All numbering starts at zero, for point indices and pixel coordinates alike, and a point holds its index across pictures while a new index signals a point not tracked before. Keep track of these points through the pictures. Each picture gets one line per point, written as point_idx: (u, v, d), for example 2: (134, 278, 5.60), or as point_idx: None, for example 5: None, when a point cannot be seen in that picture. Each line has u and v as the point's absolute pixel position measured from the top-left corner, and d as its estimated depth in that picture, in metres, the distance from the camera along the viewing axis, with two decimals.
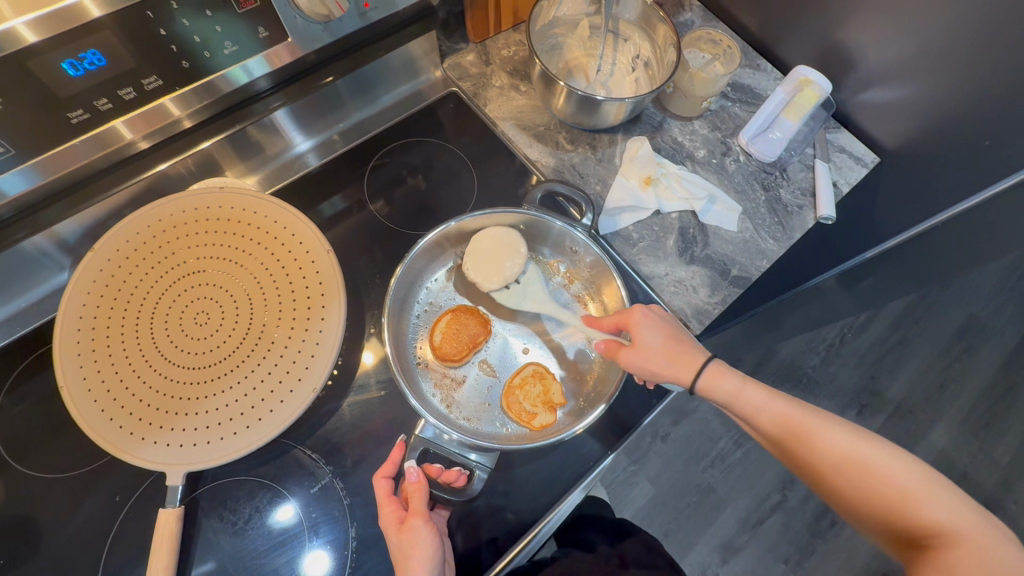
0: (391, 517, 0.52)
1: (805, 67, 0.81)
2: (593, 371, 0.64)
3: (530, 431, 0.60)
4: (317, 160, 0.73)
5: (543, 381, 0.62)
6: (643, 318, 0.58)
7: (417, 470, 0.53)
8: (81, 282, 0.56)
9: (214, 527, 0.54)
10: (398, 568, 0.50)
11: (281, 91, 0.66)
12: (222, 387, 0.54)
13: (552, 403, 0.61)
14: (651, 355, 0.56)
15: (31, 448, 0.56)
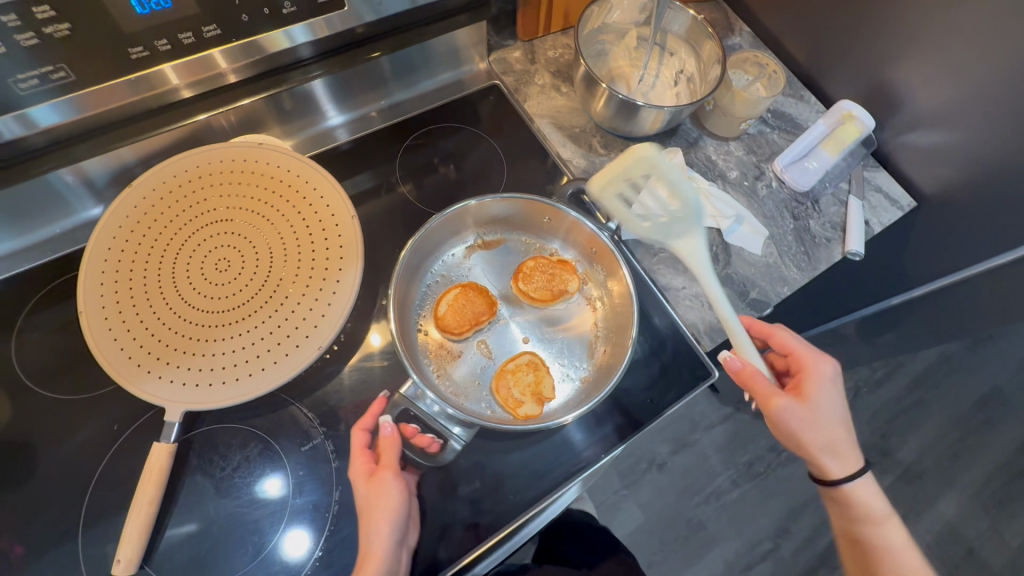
0: (361, 468, 0.52)
1: (850, 102, 0.80)
2: (586, 375, 0.63)
3: (513, 419, 0.59)
4: (347, 136, 0.75)
5: (536, 372, 0.61)
6: (820, 381, 0.58)
7: (391, 426, 0.53)
8: (115, 215, 0.58)
9: (202, 470, 0.54)
10: (363, 518, 0.50)
11: (322, 62, 0.67)
12: (231, 333, 0.55)
13: (542, 396, 0.60)
14: (814, 421, 0.57)
15: (42, 369, 0.58)
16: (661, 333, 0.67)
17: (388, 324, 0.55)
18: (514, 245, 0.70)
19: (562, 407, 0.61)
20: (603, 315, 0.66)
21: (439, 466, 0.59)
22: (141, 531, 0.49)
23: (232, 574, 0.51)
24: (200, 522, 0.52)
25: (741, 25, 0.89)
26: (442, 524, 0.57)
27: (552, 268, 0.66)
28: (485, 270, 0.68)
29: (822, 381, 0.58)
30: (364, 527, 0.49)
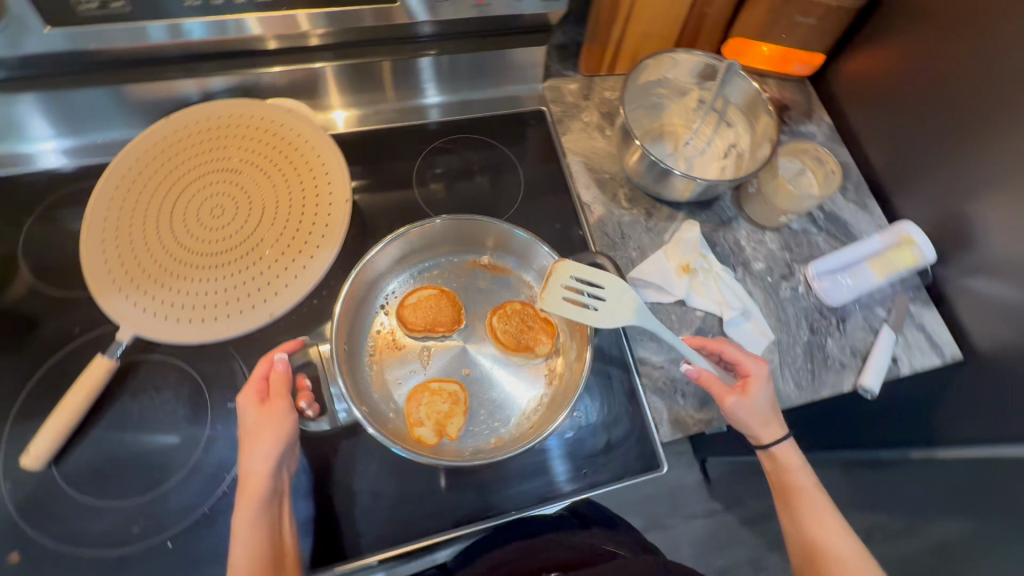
0: (251, 398, 0.50)
1: (915, 226, 0.71)
2: (500, 438, 0.58)
3: (405, 435, 0.57)
4: (437, 116, 0.77)
5: (453, 406, 0.58)
6: (763, 379, 0.57)
7: (285, 361, 0.51)
8: (144, 141, 0.62)
9: (133, 393, 0.56)
10: (244, 444, 0.49)
11: (440, 42, 0.70)
12: (201, 276, 0.57)
13: (442, 430, 0.57)
14: (754, 414, 0.55)
15: (46, 260, 0.63)
16: (619, 405, 0.62)
17: (335, 306, 0.57)
18: (515, 281, 0.66)
19: (461, 446, 0.58)
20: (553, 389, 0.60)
21: (350, 466, 0.57)
22: (59, 431, 0.52)
23: (123, 499, 0.53)
24: (115, 439, 0.54)
25: (822, 115, 0.83)
26: (328, 526, 0.55)
27: (528, 314, 0.63)
28: (474, 288, 0.66)
29: (761, 380, 0.56)
30: (247, 452, 0.48)
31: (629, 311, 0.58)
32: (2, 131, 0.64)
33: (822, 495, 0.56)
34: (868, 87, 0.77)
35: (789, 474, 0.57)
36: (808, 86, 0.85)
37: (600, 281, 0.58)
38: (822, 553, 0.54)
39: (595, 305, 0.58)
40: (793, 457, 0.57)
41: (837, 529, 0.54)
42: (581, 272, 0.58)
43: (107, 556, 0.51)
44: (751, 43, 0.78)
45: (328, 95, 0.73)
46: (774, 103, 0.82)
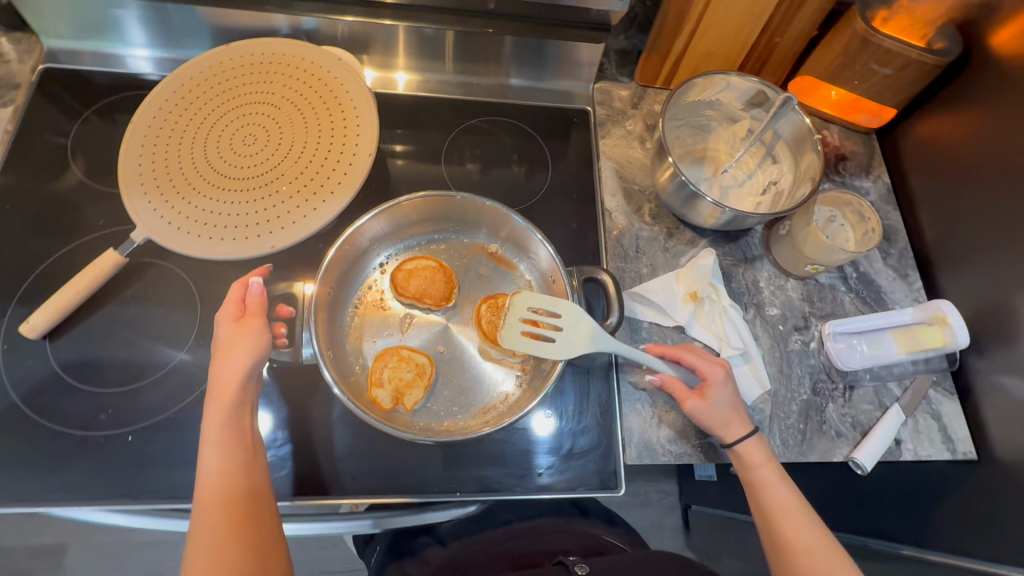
0: (226, 319, 0.51)
1: (952, 306, 0.67)
2: (452, 422, 0.58)
3: (364, 391, 0.57)
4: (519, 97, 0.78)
5: (416, 377, 0.57)
6: (720, 381, 0.56)
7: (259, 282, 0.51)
8: (201, 62, 0.65)
9: (134, 292, 0.60)
10: (217, 354, 0.50)
11: (517, 24, 0.71)
12: (217, 197, 0.59)
13: (398, 398, 0.56)
14: (712, 416, 0.55)
15: (89, 154, 0.68)
16: (591, 414, 0.60)
17: (329, 250, 0.57)
18: (517, 276, 0.65)
19: (421, 417, 0.57)
20: (524, 387, 0.59)
21: (308, 409, 0.57)
22: (60, 308, 0.56)
23: (103, 385, 0.56)
24: (109, 330, 0.58)
25: (881, 173, 0.78)
26: (273, 462, 0.55)
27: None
28: (475, 272, 0.65)
29: (716, 382, 0.56)
30: (224, 367, 0.49)
31: (585, 338, 0.56)
32: (84, 30, 0.70)
33: (786, 485, 0.55)
34: (936, 152, 0.72)
35: (755, 471, 0.55)
36: (873, 140, 0.80)
37: (556, 309, 0.57)
38: (790, 546, 0.52)
39: (551, 335, 0.56)
40: (759, 455, 0.55)
41: (801, 519, 0.53)
42: (536, 301, 0.57)
43: (71, 434, 0.54)
44: (820, 83, 0.75)
45: (395, 56, 0.74)
46: (832, 150, 0.78)
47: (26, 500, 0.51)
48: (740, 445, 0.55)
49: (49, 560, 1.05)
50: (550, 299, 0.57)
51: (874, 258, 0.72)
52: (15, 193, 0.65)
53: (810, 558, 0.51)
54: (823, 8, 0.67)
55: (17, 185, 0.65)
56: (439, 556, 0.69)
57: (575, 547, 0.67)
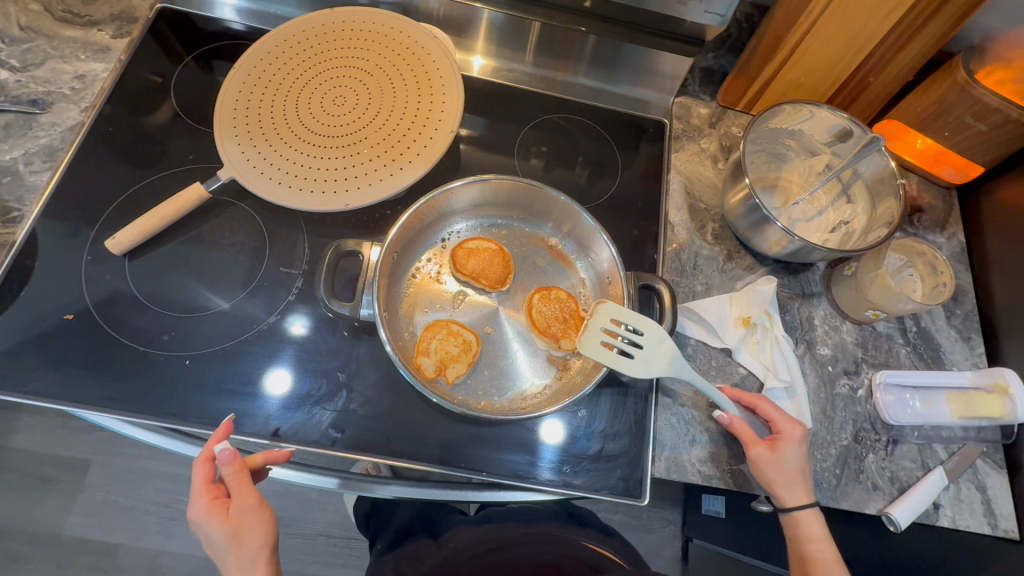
0: (212, 506, 0.50)
1: (1016, 377, 0.64)
2: (490, 403, 0.58)
3: (410, 357, 0.59)
4: (607, 99, 0.79)
5: (462, 352, 0.58)
6: (795, 441, 0.56)
7: (232, 449, 0.50)
8: (305, 22, 0.68)
9: (210, 228, 0.63)
10: (220, 551, 0.50)
11: (608, 25, 0.71)
12: (301, 149, 0.62)
13: (441, 369, 0.57)
14: (782, 475, 0.55)
15: (187, 91, 0.72)
16: (624, 421, 0.60)
17: (399, 219, 0.59)
18: (573, 273, 0.65)
19: (458, 392, 0.58)
20: (563, 382, 0.60)
21: (352, 364, 0.59)
22: (142, 229, 0.59)
23: (168, 308, 0.59)
24: (181, 260, 0.61)
25: (957, 231, 0.76)
26: (311, 409, 0.56)
27: (571, 307, 0.62)
28: (531, 261, 0.66)
29: (790, 442, 0.55)
30: (230, 561, 0.50)
31: (665, 361, 0.55)
32: None
33: (838, 564, 0.56)
34: (1019, 217, 0.69)
35: (809, 542, 0.56)
36: (953, 197, 0.77)
37: (640, 327, 0.56)
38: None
39: (632, 352, 0.56)
40: (816, 527, 0.56)
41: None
42: (619, 314, 0.57)
43: (133, 348, 0.57)
44: (907, 129, 0.74)
45: (484, 41, 0.76)
46: (909, 200, 0.76)
47: (82, 403, 0.54)
48: (801, 511, 0.55)
49: (72, 472, 1.10)
50: (635, 316, 0.57)
51: (937, 315, 0.70)
52: (115, 118, 0.69)
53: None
54: (926, 53, 0.66)
55: (118, 111, 0.69)
56: (433, 556, 0.67)
57: (567, 563, 0.65)
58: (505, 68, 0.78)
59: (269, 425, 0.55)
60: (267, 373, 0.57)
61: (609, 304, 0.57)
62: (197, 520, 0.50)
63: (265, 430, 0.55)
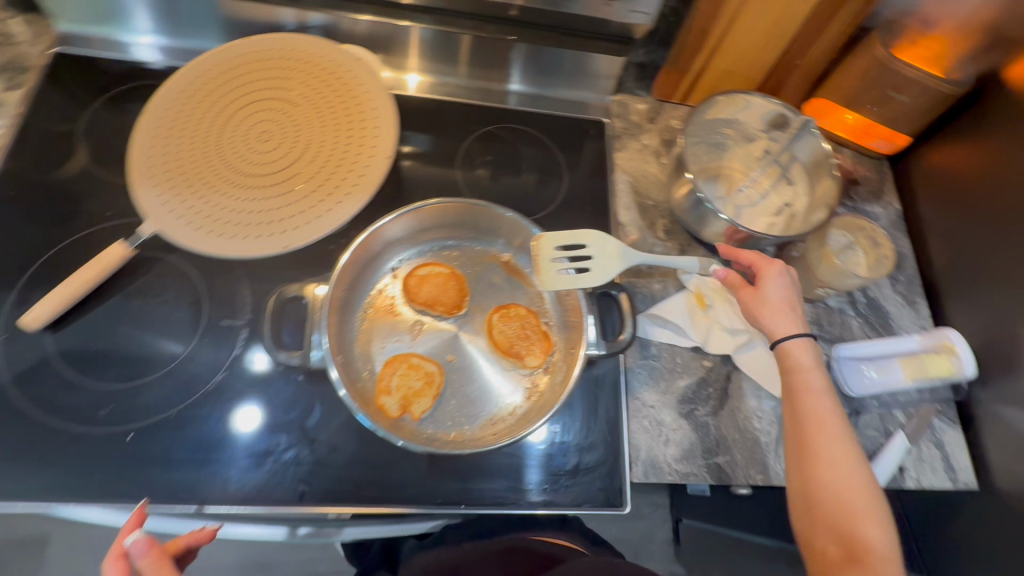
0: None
1: (960, 336, 0.67)
2: (460, 433, 0.57)
3: (372, 397, 0.56)
4: (545, 104, 0.78)
5: (425, 386, 0.57)
6: (777, 274, 0.58)
7: (144, 537, 0.45)
8: (216, 56, 0.64)
9: (140, 289, 0.59)
10: None
11: (542, 33, 0.71)
12: (230, 193, 0.58)
13: (406, 406, 0.55)
14: (765, 305, 0.57)
15: (97, 141, 0.67)
16: (598, 430, 0.60)
17: (343, 253, 0.56)
18: (530, 287, 0.64)
19: (427, 425, 0.56)
20: (531, 403, 0.58)
21: (312, 411, 0.56)
22: (61, 300, 0.54)
23: (101, 381, 0.55)
24: (110, 328, 0.57)
25: (892, 200, 0.79)
26: (273, 467, 0.54)
27: (532, 323, 0.61)
28: (486, 280, 0.64)
29: (769, 275, 0.58)
30: None
31: (615, 258, 0.59)
32: (105, 15, 0.69)
33: (830, 399, 0.52)
34: (946, 181, 0.72)
35: (797, 373, 0.54)
36: (885, 166, 0.80)
37: (581, 241, 0.58)
38: (811, 448, 0.50)
39: (586, 265, 0.58)
40: (805, 358, 0.54)
41: (832, 430, 0.50)
42: (561, 239, 0.58)
43: (68, 430, 0.53)
44: (835, 106, 0.76)
45: (413, 57, 0.74)
46: (845, 174, 0.78)
47: (13, 497, 0.50)
48: (787, 340, 0.55)
49: None
50: (571, 233, 0.58)
51: (883, 284, 0.72)
52: (17, 180, 0.63)
53: (828, 466, 0.49)
54: (845, 33, 0.67)
55: (22, 171, 0.64)
56: None
57: None
58: (438, 83, 0.76)
59: (230, 491, 0.52)
60: (219, 434, 0.54)
61: (548, 234, 0.58)
62: None
63: (226, 497, 0.52)
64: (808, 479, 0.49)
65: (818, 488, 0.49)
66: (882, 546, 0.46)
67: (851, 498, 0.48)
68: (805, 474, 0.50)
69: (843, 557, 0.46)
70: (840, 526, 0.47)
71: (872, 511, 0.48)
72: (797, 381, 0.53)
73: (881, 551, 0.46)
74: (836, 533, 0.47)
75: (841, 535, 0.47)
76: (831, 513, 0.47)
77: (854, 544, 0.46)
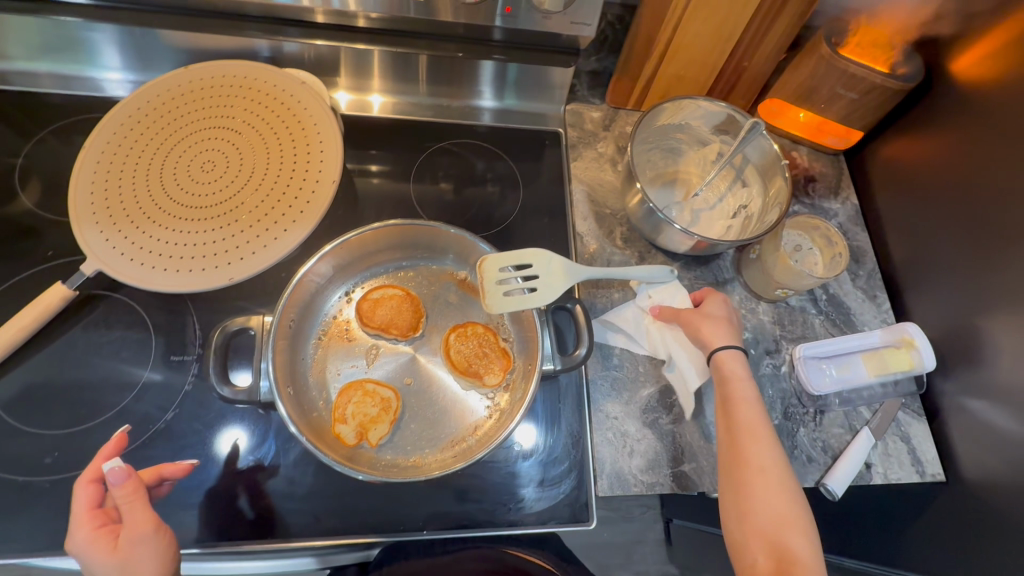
0: (96, 534, 0.44)
1: (920, 329, 0.67)
2: (421, 458, 0.56)
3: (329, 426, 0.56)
4: (501, 117, 0.78)
5: (381, 412, 0.55)
6: (720, 299, 0.61)
7: (124, 466, 0.44)
8: (156, 87, 0.63)
9: (87, 329, 0.58)
10: None
11: (508, 49, 0.71)
12: (173, 226, 0.57)
13: (363, 434, 0.55)
14: (706, 319, 0.59)
15: (40, 179, 0.65)
16: (562, 444, 0.60)
17: (290, 280, 0.55)
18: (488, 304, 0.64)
19: (386, 451, 0.56)
20: (492, 421, 0.58)
21: (268, 443, 0.55)
22: (3, 346, 0.53)
23: (48, 424, 0.53)
24: (55, 368, 0.56)
25: (850, 195, 0.79)
26: (228, 503, 0.53)
27: (489, 340, 0.60)
28: (443, 300, 0.64)
29: (711, 298, 0.61)
30: None
31: (563, 276, 0.59)
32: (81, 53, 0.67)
33: (759, 409, 0.54)
34: (900, 175, 0.73)
35: (730, 384, 0.55)
36: (842, 162, 0.81)
37: (527, 261, 0.58)
38: (742, 458, 0.51)
39: (533, 286, 0.58)
40: (739, 370, 0.56)
41: (763, 441, 0.52)
42: (506, 260, 0.58)
43: (14, 479, 0.51)
44: (788, 105, 0.77)
45: (372, 76, 0.73)
46: (802, 172, 0.78)
47: None
48: (720, 351, 0.56)
49: None
50: (517, 253, 0.58)
51: (844, 280, 0.73)
52: None
53: (759, 476, 0.50)
54: (790, 34, 0.67)
55: None
56: None
57: None
58: (391, 102, 0.76)
59: (185, 531, 0.51)
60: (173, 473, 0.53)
61: (492, 255, 0.58)
62: (77, 555, 0.44)
63: (182, 537, 0.51)
64: (741, 489, 0.50)
65: (750, 498, 0.49)
66: (808, 556, 0.46)
67: (779, 507, 0.49)
68: (738, 485, 0.50)
69: (771, 567, 0.47)
70: (770, 536, 0.47)
71: (800, 521, 0.48)
72: (729, 390, 0.55)
73: (808, 561, 0.46)
74: (766, 543, 0.47)
75: (770, 545, 0.47)
76: (762, 523, 0.48)
77: (783, 554, 0.46)
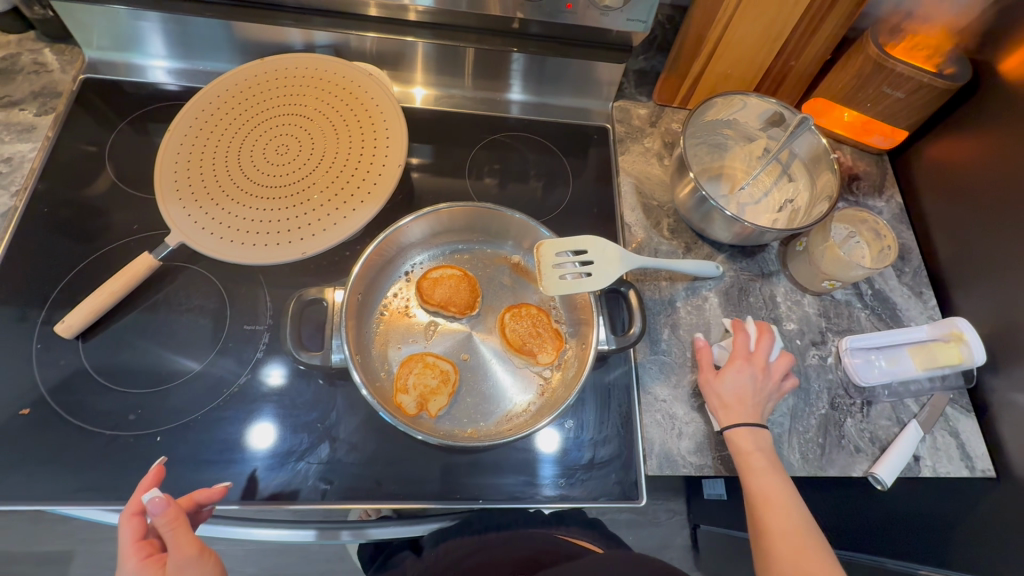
0: (144, 564, 0.43)
1: (969, 324, 0.67)
2: (477, 429, 0.58)
3: (391, 396, 0.58)
4: (550, 112, 0.81)
5: (441, 384, 0.58)
6: (738, 368, 0.59)
7: (163, 495, 0.43)
8: (235, 77, 0.67)
9: (166, 298, 0.61)
10: None
11: (547, 42, 0.73)
12: (251, 205, 0.61)
13: (423, 404, 0.57)
14: (717, 395, 0.58)
15: (123, 160, 0.70)
16: (612, 424, 0.61)
17: (359, 257, 0.59)
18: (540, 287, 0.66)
19: (444, 422, 0.58)
20: (544, 399, 0.60)
21: (332, 411, 0.58)
22: (91, 309, 0.57)
23: (129, 385, 0.57)
24: (137, 334, 0.59)
25: (894, 193, 0.80)
26: (294, 466, 0.55)
27: (543, 321, 0.62)
28: (498, 282, 0.66)
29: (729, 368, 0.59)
30: None
31: (616, 260, 0.60)
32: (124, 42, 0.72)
33: (776, 476, 0.54)
34: (945, 174, 0.74)
35: (743, 457, 0.55)
36: (885, 161, 0.82)
37: (582, 247, 0.60)
38: (762, 528, 0.53)
39: (588, 271, 0.59)
40: (750, 445, 0.55)
41: (781, 510, 0.53)
42: (561, 246, 0.60)
43: (99, 434, 0.55)
44: (832, 105, 0.78)
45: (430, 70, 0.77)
46: (846, 170, 0.80)
47: (52, 498, 0.52)
48: (729, 429, 0.56)
49: None
50: (571, 240, 0.60)
51: (889, 275, 0.73)
52: (53, 197, 0.67)
53: (781, 546, 0.52)
54: (834, 36, 0.69)
55: (52, 189, 0.67)
56: None
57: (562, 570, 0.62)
58: (446, 95, 0.79)
59: (253, 492, 0.54)
60: (244, 435, 0.56)
61: (549, 241, 0.60)
62: None
63: (251, 496, 0.54)
64: (766, 557, 0.53)
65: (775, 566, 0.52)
66: None
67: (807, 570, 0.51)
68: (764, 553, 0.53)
69: None
70: None
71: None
72: (744, 462, 0.55)
73: None
74: None
75: None
76: None
77: None
